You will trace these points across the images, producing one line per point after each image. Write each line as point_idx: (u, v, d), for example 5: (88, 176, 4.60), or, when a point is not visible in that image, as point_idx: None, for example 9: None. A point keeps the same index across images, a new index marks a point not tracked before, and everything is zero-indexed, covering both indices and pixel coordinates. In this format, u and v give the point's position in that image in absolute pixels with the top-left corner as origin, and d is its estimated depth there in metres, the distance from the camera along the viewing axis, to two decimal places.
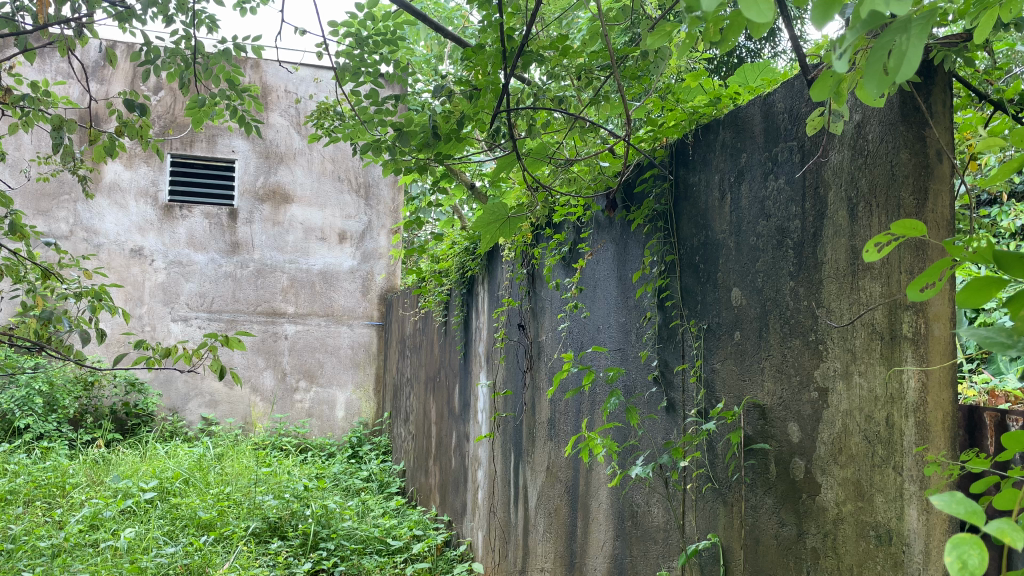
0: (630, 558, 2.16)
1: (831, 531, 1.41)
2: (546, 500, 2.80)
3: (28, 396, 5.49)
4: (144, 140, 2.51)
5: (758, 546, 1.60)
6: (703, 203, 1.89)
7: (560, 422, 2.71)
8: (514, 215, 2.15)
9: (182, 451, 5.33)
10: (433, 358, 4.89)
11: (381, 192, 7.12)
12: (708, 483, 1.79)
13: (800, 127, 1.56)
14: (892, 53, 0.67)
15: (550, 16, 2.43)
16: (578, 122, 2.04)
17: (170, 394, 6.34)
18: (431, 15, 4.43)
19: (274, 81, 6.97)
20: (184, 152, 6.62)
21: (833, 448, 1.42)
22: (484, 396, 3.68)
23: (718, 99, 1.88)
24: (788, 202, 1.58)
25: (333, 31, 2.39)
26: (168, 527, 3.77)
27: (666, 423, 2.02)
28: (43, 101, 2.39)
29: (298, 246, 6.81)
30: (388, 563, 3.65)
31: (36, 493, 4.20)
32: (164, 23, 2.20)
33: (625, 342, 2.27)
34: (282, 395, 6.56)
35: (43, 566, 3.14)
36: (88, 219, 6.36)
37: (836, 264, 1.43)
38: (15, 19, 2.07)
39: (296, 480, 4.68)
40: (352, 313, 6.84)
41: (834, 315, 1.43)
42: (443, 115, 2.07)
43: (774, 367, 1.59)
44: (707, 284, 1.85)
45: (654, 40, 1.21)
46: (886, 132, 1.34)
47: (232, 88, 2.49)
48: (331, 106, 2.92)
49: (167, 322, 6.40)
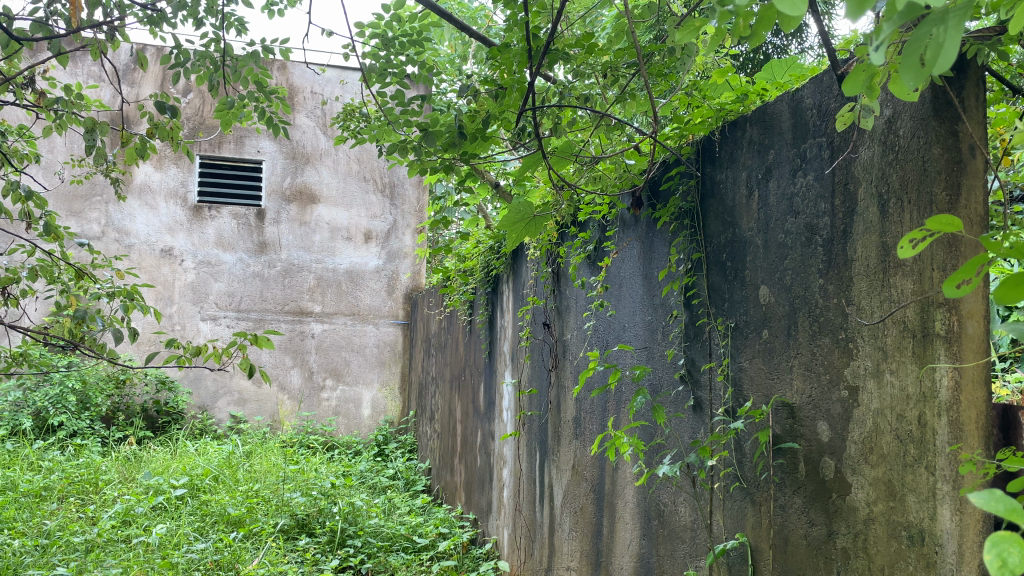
0: (656, 557, 2.15)
1: (861, 531, 1.40)
2: (572, 499, 2.80)
3: (61, 395, 5.67)
4: (175, 141, 2.53)
5: (787, 546, 1.59)
6: (730, 200, 1.88)
7: (585, 421, 2.71)
8: (540, 215, 2.14)
9: (211, 449, 5.41)
10: (458, 356, 4.90)
11: (406, 192, 7.15)
12: (737, 483, 1.78)
13: (829, 123, 1.54)
14: (929, 44, 0.66)
15: (575, 15, 2.45)
16: (604, 119, 2.03)
17: (200, 392, 6.42)
18: (457, 15, 4.43)
19: (300, 82, 7.04)
20: (213, 153, 6.72)
21: (864, 448, 1.41)
22: (509, 394, 3.69)
23: (745, 95, 1.87)
24: (818, 198, 1.56)
25: (361, 32, 2.41)
26: (199, 523, 3.82)
27: (693, 423, 2.00)
28: (77, 104, 2.42)
29: (325, 246, 6.87)
30: (414, 561, 3.66)
31: (70, 490, 4.28)
32: (194, 27, 2.23)
33: (651, 340, 2.26)
34: (309, 393, 6.62)
35: (76, 561, 3.20)
36: (119, 220, 6.46)
37: (867, 261, 1.41)
38: (49, 24, 2.11)
39: (323, 478, 4.71)
40: (377, 312, 6.87)
41: (864, 312, 1.42)
42: (469, 115, 2.07)
43: (802, 366, 1.58)
44: (735, 281, 1.84)
45: (681, 36, 1.19)
46: (918, 127, 1.32)
47: (261, 90, 2.51)
48: (357, 107, 2.93)
49: (196, 321, 6.48)
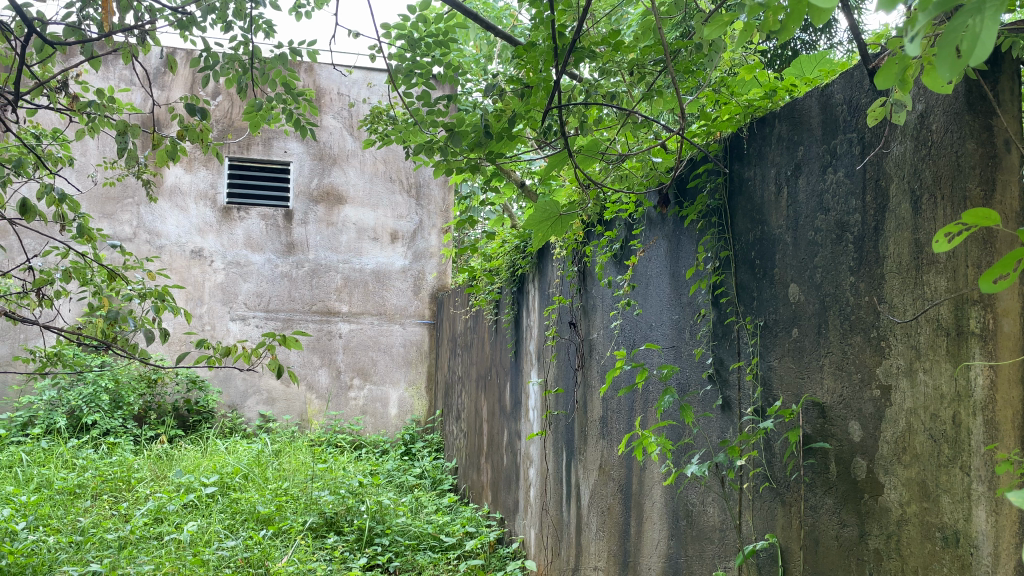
0: (685, 558, 2.13)
1: (894, 533, 1.38)
2: (599, 499, 2.79)
3: (94, 394, 5.77)
4: (204, 144, 2.55)
5: (818, 548, 1.57)
6: (759, 197, 1.86)
7: (612, 421, 2.70)
8: (566, 214, 2.13)
9: (241, 447, 5.47)
10: (484, 356, 4.91)
11: (432, 192, 7.18)
12: (766, 483, 1.76)
13: (860, 119, 1.52)
14: (965, 35, 0.65)
15: (600, 13, 2.45)
16: (631, 117, 2.02)
17: (229, 391, 6.49)
18: (482, 14, 4.42)
19: (327, 84, 7.09)
20: (242, 156, 6.78)
21: (896, 447, 1.38)
22: (536, 393, 3.69)
23: (773, 91, 1.84)
24: (848, 195, 1.54)
25: (387, 34, 2.42)
26: (229, 521, 3.87)
27: (721, 422, 1.99)
28: (109, 107, 2.45)
29: (352, 246, 6.91)
30: (441, 560, 3.67)
31: (103, 487, 4.35)
32: (223, 31, 2.26)
33: (679, 340, 2.24)
34: (337, 392, 6.67)
35: (110, 558, 3.25)
36: (151, 221, 6.55)
37: (899, 258, 1.39)
38: (81, 29, 2.14)
39: (351, 477, 4.74)
40: (403, 311, 6.91)
41: (896, 310, 1.39)
42: (494, 115, 2.07)
43: (834, 365, 1.56)
44: (764, 280, 1.82)
45: (709, 32, 1.18)
46: (951, 122, 1.30)
47: (289, 93, 2.53)
48: (384, 109, 2.94)
49: (226, 321, 6.55)
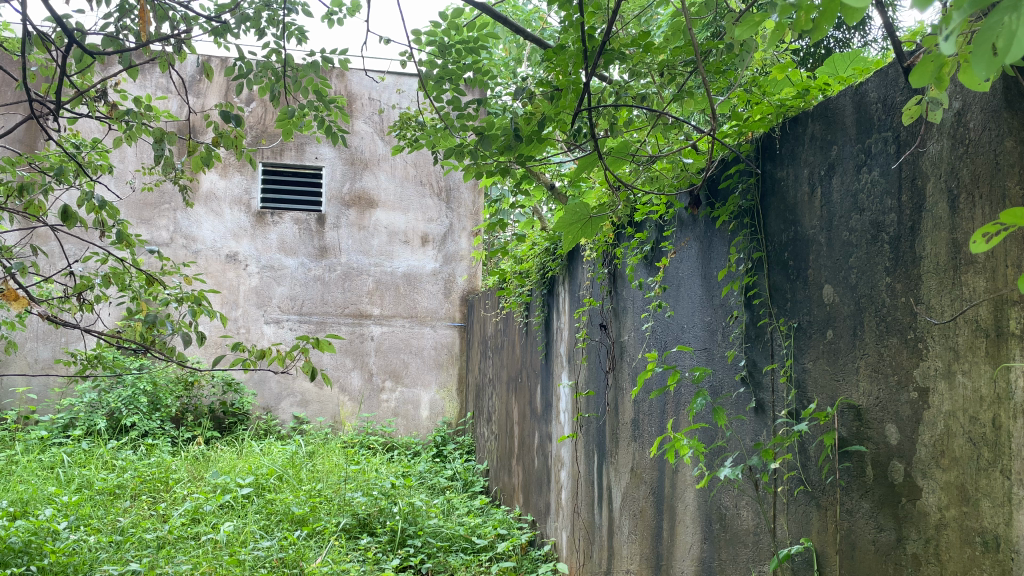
0: (718, 561, 2.12)
1: (933, 537, 1.35)
2: (631, 501, 2.78)
3: (133, 395, 5.88)
4: (239, 150, 2.58)
5: (854, 553, 1.55)
6: (792, 198, 1.84)
7: (644, 423, 2.69)
8: (597, 215, 2.12)
9: (276, 449, 5.54)
10: (515, 358, 4.91)
11: (462, 195, 7.22)
12: (801, 487, 1.74)
13: (895, 117, 1.50)
14: (1001, 33, 0.64)
15: (630, 14, 2.45)
16: (661, 118, 2.01)
17: (264, 393, 6.58)
18: (511, 16, 4.43)
19: (358, 89, 7.16)
20: (276, 161, 6.87)
21: (934, 450, 1.36)
22: (567, 396, 3.68)
23: (806, 91, 1.83)
24: (883, 195, 1.52)
25: (417, 39, 2.44)
26: (264, 522, 3.92)
27: (755, 425, 1.97)
28: (146, 115, 2.50)
29: (383, 249, 6.97)
30: (473, 562, 3.68)
31: (142, 488, 4.43)
32: (257, 36, 2.29)
33: (711, 342, 2.23)
34: (370, 394, 6.72)
35: (149, 558, 3.31)
36: (187, 226, 6.66)
37: (936, 258, 1.37)
38: (120, 38, 2.18)
39: (383, 479, 4.76)
40: (434, 314, 6.96)
41: (934, 311, 1.37)
42: (524, 118, 2.07)
43: (869, 367, 1.54)
44: (798, 281, 1.80)
45: (740, 33, 1.18)
46: (989, 119, 1.28)
47: (321, 100, 2.56)
48: (413, 114, 2.96)
49: (260, 325, 6.64)
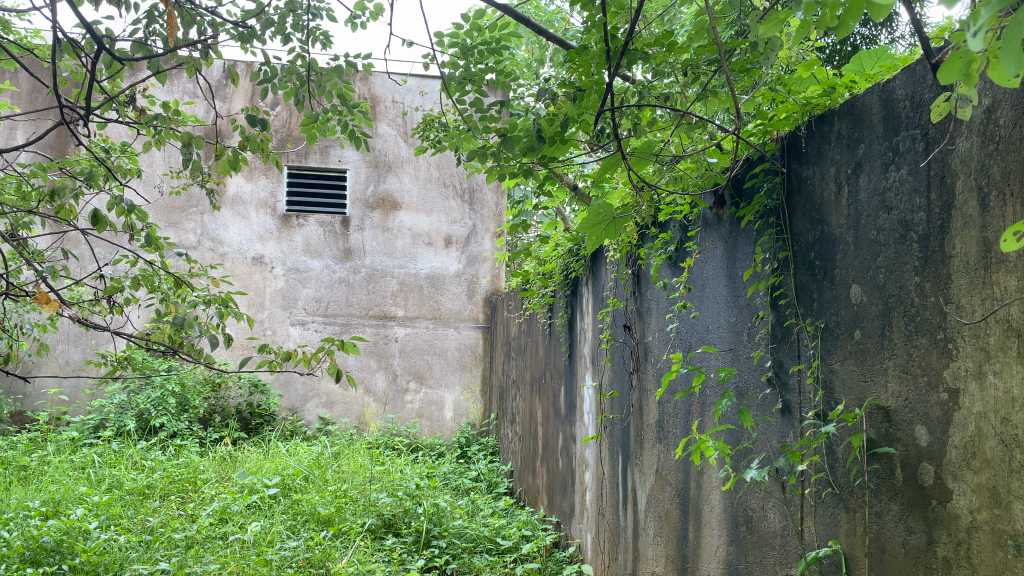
0: (744, 563, 2.11)
1: (964, 540, 1.33)
2: (656, 503, 2.77)
3: (162, 397, 5.95)
4: (264, 154, 2.60)
5: (883, 555, 1.53)
6: (818, 197, 1.82)
7: (669, 424, 2.68)
8: (620, 216, 2.11)
9: (301, 450, 5.59)
10: (538, 359, 4.90)
11: (485, 196, 7.23)
12: (829, 488, 1.72)
13: (923, 114, 1.48)
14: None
15: (652, 14, 2.44)
16: (685, 118, 2.00)
17: (290, 394, 6.63)
18: (533, 17, 4.42)
19: (382, 92, 7.20)
20: (300, 164, 6.93)
21: (965, 452, 1.34)
22: (591, 397, 3.68)
23: (832, 89, 1.82)
24: (912, 193, 1.50)
25: (440, 42, 2.45)
26: (291, 522, 3.96)
27: (782, 426, 1.95)
28: (174, 119, 2.52)
29: (407, 251, 7.00)
30: (498, 563, 3.68)
31: (171, 488, 4.49)
32: (282, 42, 2.31)
33: (737, 342, 2.21)
34: (394, 396, 6.76)
35: (178, 557, 3.35)
36: (214, 229, 6.73)
37: (966, 256, 1.35)
38: (148, 44, 2.21)
39: (408, 479, 4.78)
40: (458, 315, 6.98)
41: (964, 311, 1.35)
42: (547, 119, 2.07)
43: (898, 367, 1.52)
44: (824, 281, 1.78)
45: (764, 30, 1.16)
46: (1019, 116, 1.26)
47: (344, 104, 2.57)
48: (436, 116, 2.96)
49: (286, 326, 6.70)
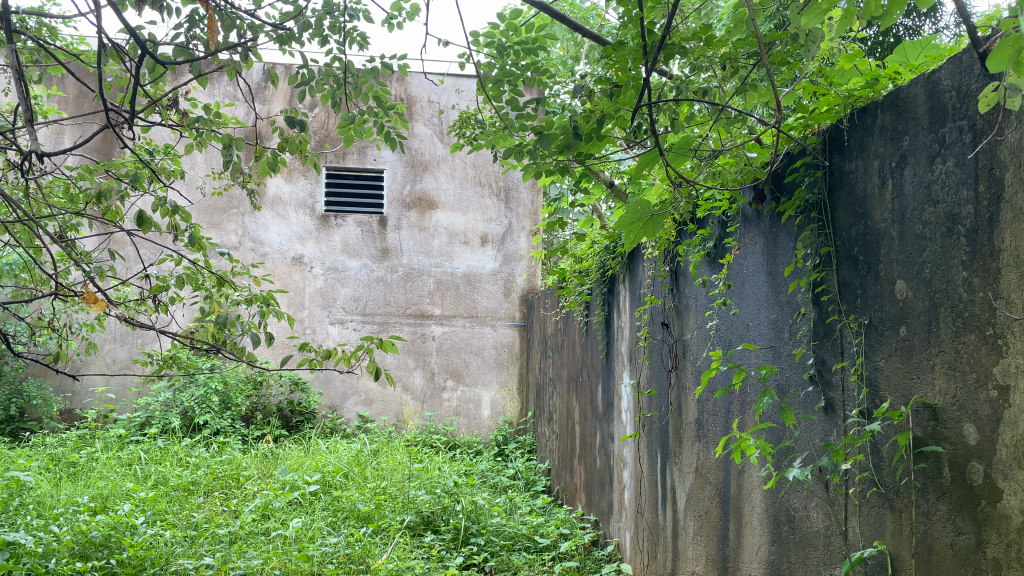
0: (787, 563, 2.07)
1: (1015, 541, 1.30)
2: (696, 502, 2.74)
3: (205, 395, 6.06)
4: (302, 155, 2.63)
5: (931, 556, 1.50)
6: (862, 191, 1.79)
7: (708, 423, 2.65)
8: (658, 214, 2.09)
9: (341, 447, 5.64)
10: (576, 357, 4.89)
11: (521, 194, 7.24)
12: (874, 488, 1.69)
13: (970, 105, 1.45)
14: None
15: (689, 8, 2.41)
16: (724, 112, 1.98)
17: (330, 393, 6.71)
18: (569, 15, 4.40)
19: (418, 92, 7.24)
20: (338, 165, 7.00)
21: (1016, 451, 1.31)
22: (628, 395, 3.66)
23: (875, 80, 1.78)
24: (959, 185, 1.46)
25: (476, 42, 2.46)
26: (332, 518, 4.01)
27: (824, 424, 1.92)
28: (215, 121, 2.56)
29: (443, 250, 7.04)
30: (536, 561, 3.68)
31: (215, 484, 4.57)
32: (320, 44, 2.34)
33: (778, 339, 2.18)
34: (431, 394, 6.80)
35: (222, 552, 3.41)
36: (254, 230, 6.83)
37: (1017, 250, 1.31)
38: (189, 48, 2.25)
39: (447, 477, 4.81)
40: (494, 313, 7.00)
41: (1015, 306, 1.32)
42: (583, 116, 2.04)
43: (946, 365, 1.49)
44: (868, 276, 1.75)
45: (806, 21, 1.15)
46: None
47: (381, 106, 2.59)
48: (472, 115, 2.97)
49: (325, 325, 6.78)
